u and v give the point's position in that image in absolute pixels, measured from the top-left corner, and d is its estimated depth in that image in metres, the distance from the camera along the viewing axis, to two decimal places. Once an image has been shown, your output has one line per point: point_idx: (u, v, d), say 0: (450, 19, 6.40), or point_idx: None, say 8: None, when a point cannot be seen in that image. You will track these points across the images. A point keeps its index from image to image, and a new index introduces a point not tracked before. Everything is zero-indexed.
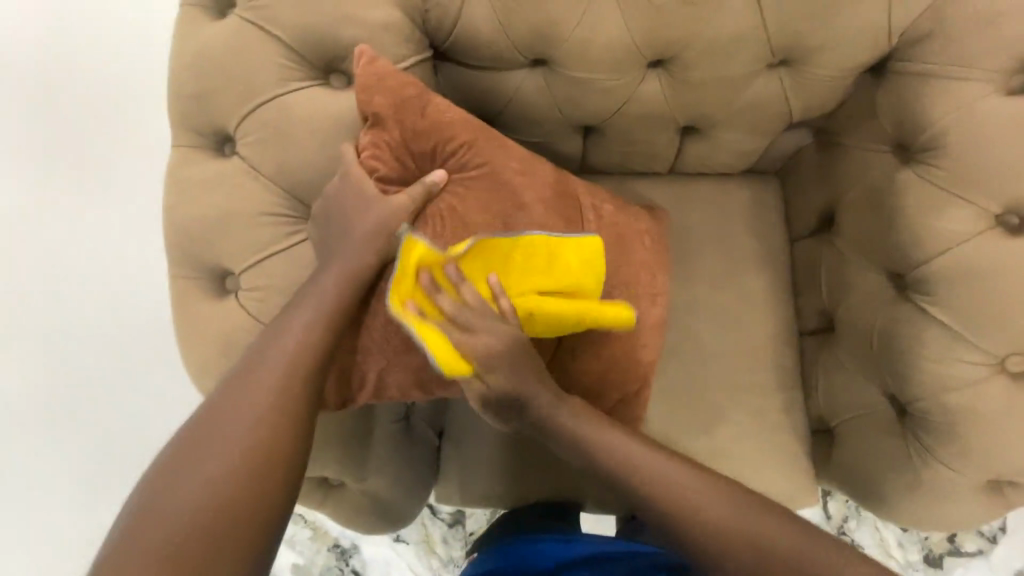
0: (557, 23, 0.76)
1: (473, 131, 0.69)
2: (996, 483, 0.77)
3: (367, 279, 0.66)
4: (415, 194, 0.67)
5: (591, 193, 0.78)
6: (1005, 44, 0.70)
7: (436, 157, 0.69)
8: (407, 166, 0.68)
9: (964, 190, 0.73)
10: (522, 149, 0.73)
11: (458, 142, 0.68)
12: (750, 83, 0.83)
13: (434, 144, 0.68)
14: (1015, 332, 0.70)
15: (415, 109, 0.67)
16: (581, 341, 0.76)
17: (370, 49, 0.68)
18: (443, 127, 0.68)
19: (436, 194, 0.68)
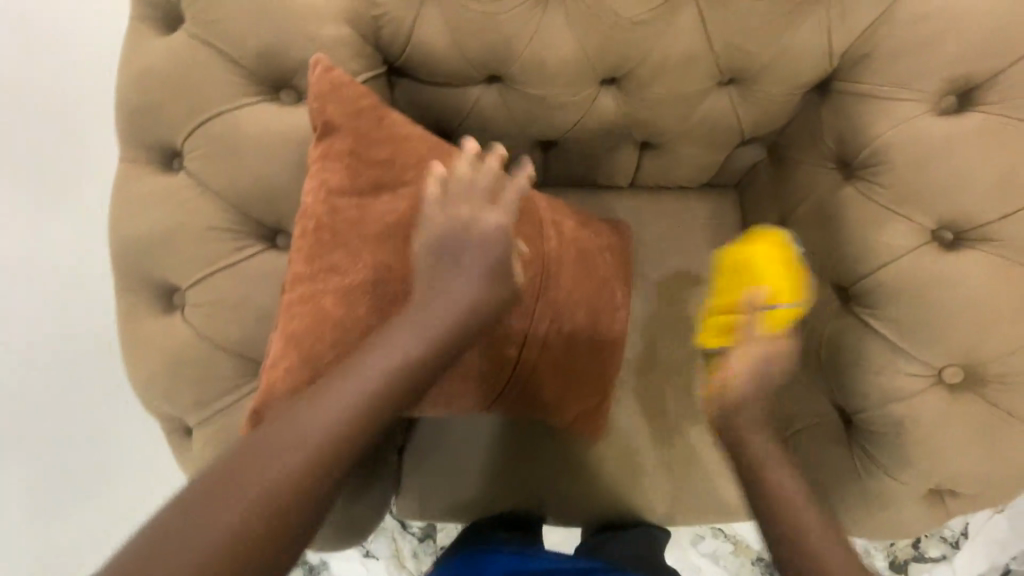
0: (510, 41, 0.77)
1: (435, 145, 0.66)
2: (937, 492, 0.78)
3: (317, 299, 0.61)
4: (377, 213, 0.62)
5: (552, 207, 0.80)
6: (936, 67, 0.72)
7: (393, 169, 0.64)
8: (359, 177, 0.63)
9: (902, 206, 0.75)
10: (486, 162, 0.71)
11: (416, 154, 0.64)
12: (702, 100, 0.85)
13: (391, 156, 0.64)
14: (951, 343, 0.72)
15: (372, 119, 0.64)
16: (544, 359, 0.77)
17: (325, 57, 0.65)
18: (401, 139, 0.64)
19: (395, 207, 0.63)
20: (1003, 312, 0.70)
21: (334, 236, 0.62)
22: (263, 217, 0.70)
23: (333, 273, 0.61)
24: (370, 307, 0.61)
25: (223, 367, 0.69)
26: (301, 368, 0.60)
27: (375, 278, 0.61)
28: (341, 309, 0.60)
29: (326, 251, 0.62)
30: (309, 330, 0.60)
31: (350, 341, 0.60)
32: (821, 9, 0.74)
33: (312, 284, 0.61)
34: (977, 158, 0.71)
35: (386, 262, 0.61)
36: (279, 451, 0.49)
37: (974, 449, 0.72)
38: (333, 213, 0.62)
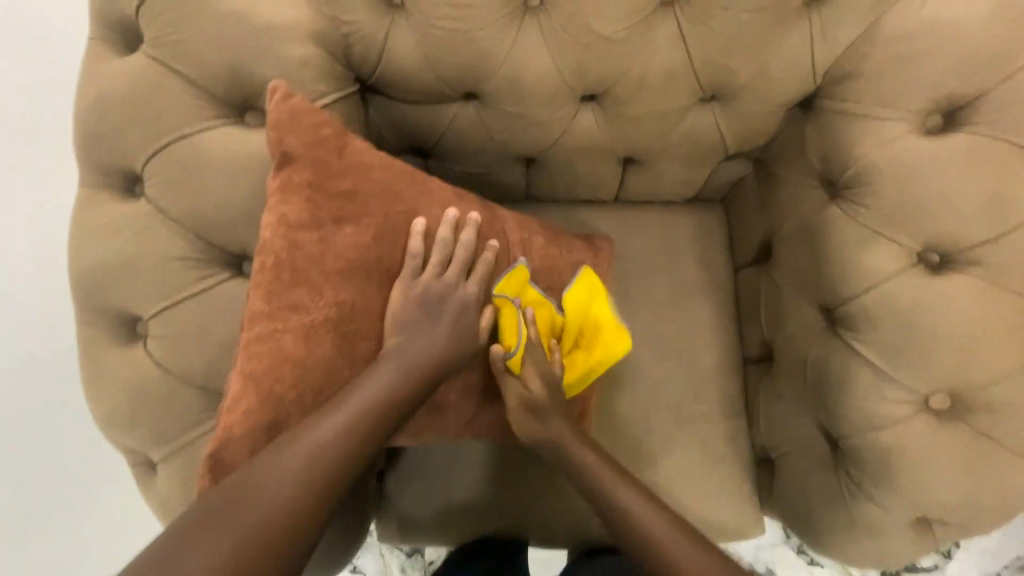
0: (484, 58, 0.75)
1: (398, 175, 0.67)
2: (925, 520, 0.76)
3: (278, 333, 0.62)
4: (338, 248, 0.63)
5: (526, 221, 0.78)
6: (921, 86, 0.70)
7: (354, 200, 0.64)
8: (319, 210, 0.63)
9: (886, 228, 0.73)
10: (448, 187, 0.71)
11: (378, 185, 0.65)
12: (683, 117, 0.83)
13: (352, 187, 0.64)
14: (936, 369, 0.70)
15: (333, 150, 0.64)
16: None
17: (284, 83, 0.64)
18: (362, 170, 0.65)
19: (359, 241, 0.64)
20: (990, 338, 0.68)
21: (293, 272, 0.62)
22: (228, 244, 0.68)
23: (293, 311, 0.62)
24: (333, 346, 0.63)
25: (191, 400, 0.68)
26: (260, 408, 0.61)
27: (338, 315, 0.63)
28: (302, 347, 0.62)
29: (285, 288, 0.62)
30: (268, 369, 0.61)
31: (313, 379, 0.62)
32: (802, 26, 0.73)
33: (270, 322, 0.62)
34: (963, 180, 0.69)
35: (349, 299, 0.63)
36: (265, 485, 0.56)
37: (961, 478, 0.71)
38: (292, 248, 0.62)
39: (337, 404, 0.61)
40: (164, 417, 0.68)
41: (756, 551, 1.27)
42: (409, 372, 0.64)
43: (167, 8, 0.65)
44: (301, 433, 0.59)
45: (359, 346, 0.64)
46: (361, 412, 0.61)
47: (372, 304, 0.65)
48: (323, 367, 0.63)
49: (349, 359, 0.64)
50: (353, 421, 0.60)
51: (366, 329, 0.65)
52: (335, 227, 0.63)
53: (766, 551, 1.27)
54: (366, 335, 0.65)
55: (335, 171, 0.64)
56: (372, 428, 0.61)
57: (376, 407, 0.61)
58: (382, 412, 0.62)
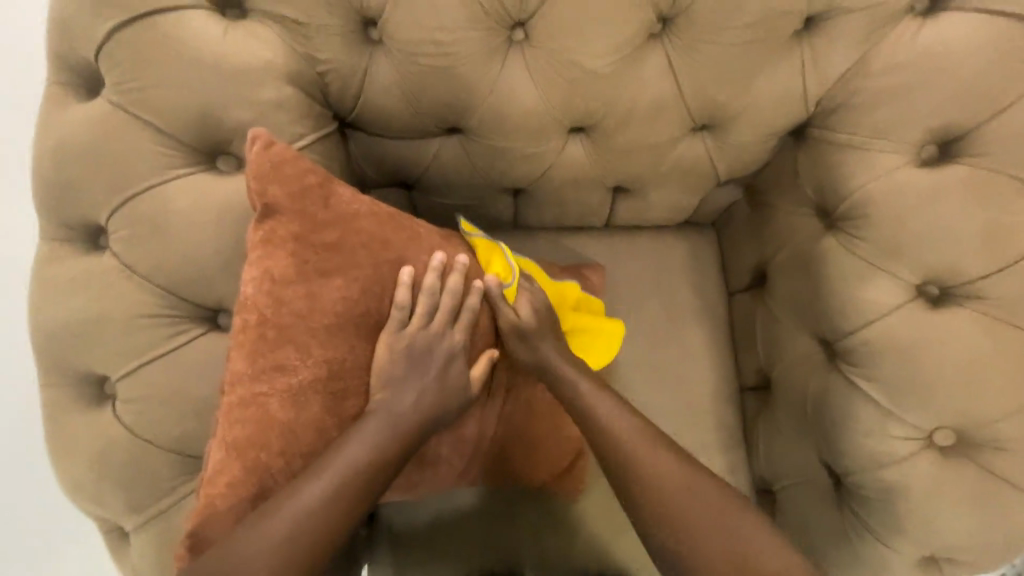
0: (469, 94, 0.72)
1: (385, 222, 0.64)
2: (933, 558, 0.74)
3: (264, 396, 0.58)
4: (326, 302, 0.59)
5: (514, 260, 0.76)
6: (916, 117, 0.69)
7: (341, 252, 0.60)
8: (304, 263, 0.59)
9: (885, 260, 0.71)
10: (437, 233, 0.69)
11: (365, 235, 0.62)
12: (674, 147, 0.81)
13: (338, 238, 0.61)
14: (940, 406, 0.68)
15: (318, 199, 0.60)
16: (511, 429, 0.75)
17: (266, 131, 0.61)
18: (349, 220, 0.62)
19: (348, 293, 0.60)
20: (995, 374, 0.67)
21: (279, 330, 0.59)
22: (200, 299, 0.64)
23: (280, 372, 0.58)
24: (323, 406, 0.59)
25: (164, 467, 0.64)
26: (246, 478, 0.57)
27: (327, 374, 0.60)
28: (289, 411, 0.58)
29: (269, 349, 0.58)
30: (253, 436, 0.58)
31: (301, 443, 0.59)
32: (793, 57, 0.71)
33: (254, 385, 0.58)
34: (963, 212, 0.68)
35: (337, 357, 0.60)
36: (250, 559, 0.53)
37: (969, 517, 0.69)
38: (277, 305, 0.59)
39: (325, 469, 0.57)
40: (136, 485, 0.64)
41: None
42: (397, 430, 0.60)
43: (131, 50, 0.61)
44: (286, 502, 0.55)
45: (348, 405, 0.61)
46: (351, 476, 0.57)
47: (362, 360, 0.61)
48: (309, 429, 0.59)
49: (338, 419, 0.60)
50: (341, 486, 0.57)
51: (355, 387, 0.61)
52: (321, 280, 0.59)
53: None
54: (355, 394, 0.61)
55: (321, 222, 0.60)
56: (361, 492, 0.58)
57: (365, 470, 0.58)
58: (372, 474, 0.58)
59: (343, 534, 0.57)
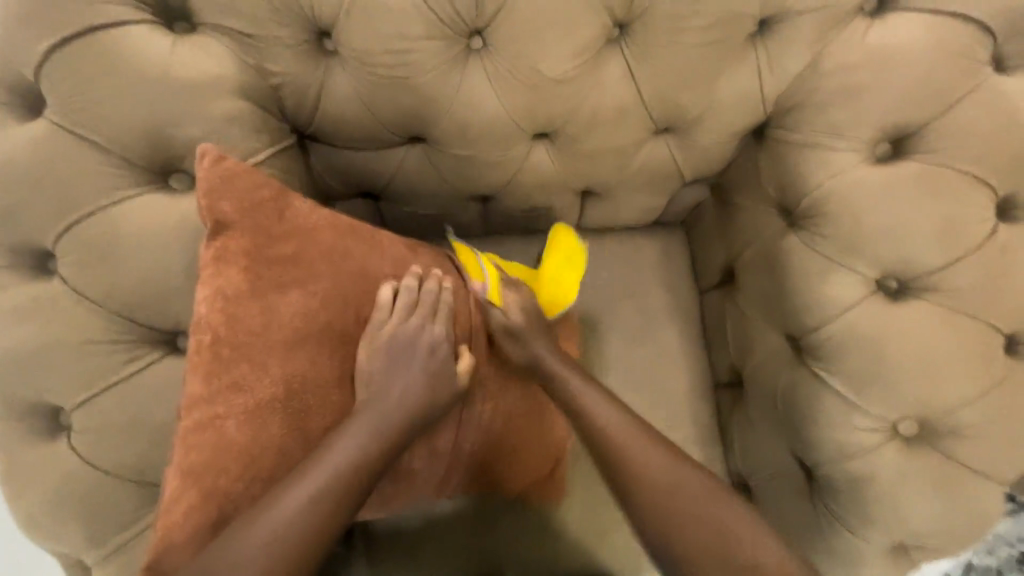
0: (427, 103, 0.71)
1: (345, 232, 0.63)
2: (902, 546, 0.76)
3: (222, 418, 0.57)
4: (283, 316, 0.58)
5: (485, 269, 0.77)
6: (870, 115, 0.70)
7: (300, 264, 0.60)
8: (259, 278, 0.58)
9: (845, 256, 0.73)
10: (399, 244, 0.68)
11: (325, 248, 0.61)
12: (638, 150, 0.81)
13: (296, 251, 0.60)
14: (902, 397, 0.70)
15: (273, 213, 0.60)
16: (486, 440, 0.73)
17: (215, 146, 0.59)
18: (307, 232, 0.61)
19: (309, 307, 0.59)
20: (952, 364, 0.69)
21: (235, 349, 0.57)
22: (157, 322, 0.63)
23: (236, 393, 0.57)
24: (282, 426, 0.58)
25: (125, 496, 0.62)
26: (206, 503, 0.56)
27: (286, 392, 0.58)
28: (247, 433, 0.57)
29: (226, 367, 0.57)
30: (212, 459, 0.56)
31: (263, 463, 0.57)
32: (749, 60, 0.72)
33: (211, 407, 0.57)
34: (916, 207, 0.69)
35: (299, 373, 0.59)
36: (224, 570, 0.52)
37: (934, 504, 0.71)
38: (231, 322, 0.57)
39: (305, 479, 0.56)
40: (95, 516, 0.62)
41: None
42: (381, 434, 0.59)
43: (71, 67, 0.59)
44: (255, 522, 0.54)
45: (311, 422, 0.59)
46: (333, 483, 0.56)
47: (324, 374, 0.60)
48: (270, 449, 0.57)
49: (302, 438, 0.59)
50: (313, 500, 0.55)
51: (320, 403, 0.60)
52: (277, 298, 0.59)
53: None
54: (320, 410, 0.60)
55: (276, 235, 0.59)
56: (344, 501, 0.57)
57: (340, 484, 0.56)
58: (355, 482, 0.57)
59: (327, 544, 0.56)
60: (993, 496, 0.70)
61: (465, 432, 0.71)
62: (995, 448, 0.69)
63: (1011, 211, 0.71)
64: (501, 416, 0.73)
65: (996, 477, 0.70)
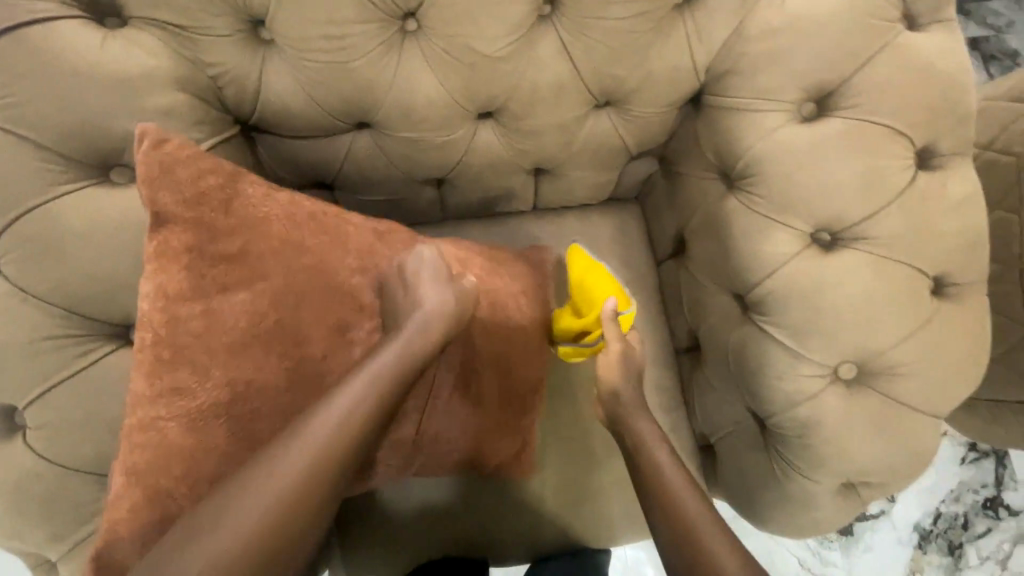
0: (368, 87, 0.72)
1: (296, 228, 0.64)
2: (851, 484, 0.80)
3: (170, 418, 0.58)
4: (226, 317, 0.59)
5: (467, 258, 0.79)
6: (794, 78, 0.74)
7: (244, 262, 0.60)
8: (200, 277, 0.59)
9: (779, 213, 0.76)
10: (364, 236, 0.69)
11: (274, 243, 0.62)
12: (582, 124, 0.83)
13: (242, 249, 0.60)
14: (839, 343, 0.74)
15: (218, 205, 0.60)
16: (452, 425, 0.75)
17: (155, 126, 0.59)
18: (255, 225, 0.61)
19: (253, 306, 0.60)
20: (884, 308, 0.73)
21: (175, 351, 0.58)
22: (107, 317, 0.64)
23: (178, 396, 0.58)
24: (226, 427, 0.59)
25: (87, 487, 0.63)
26: (147, 503, 0.57)
27: (230, 393, 0.59)
28: (190, 436, 0.58)
29: (168, 370, 0.58)
30: (155, 461, 0.58)
31: (204, 466, 0.58)
32: (678, 30, 0.75)
33: (154, 408, 0.58)
34: (842, 162, 0.73)
35: (243, 375, 0.60)
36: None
37: (873, 441, 0.75)
38: (172, 324, 0.58)
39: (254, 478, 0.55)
40: (60, 507, 0.63)
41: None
42: (334, 435, 0.58)
43: None
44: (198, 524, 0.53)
45: (256, 424, 0.60)
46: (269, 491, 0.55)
47: (270, 376, 0.61)
48: (218, 450, 0.59)
49: (247, 440, 0.60)
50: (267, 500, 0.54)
51: (265, 404, 0.61)
52: (221, 298, 0.59)
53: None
54: (266, 412, 0.61)
55: (222, 230, 0.60)
56: (291, 505, 0.55)
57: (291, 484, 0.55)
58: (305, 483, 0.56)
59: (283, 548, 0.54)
60: (925, 429, 0.76)
61: (429, 417, 0.73)
62: (925, 384, 0.74)
63: (929, 160, 0.75)
64: (472, 392, 0.76)
65: (927, 410, 0.75)
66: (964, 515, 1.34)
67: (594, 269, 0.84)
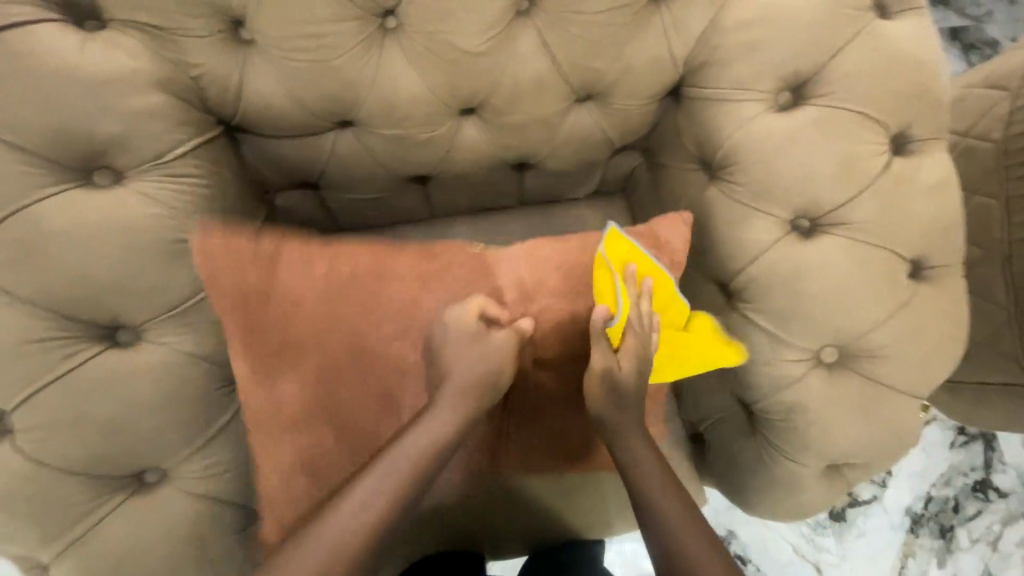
0: (350, 86, 0.73)
1: (332, 305, 0.68)
2: (836, 466, 0.82)
3: (268, 475, 0.71)
4: (285, 398, 0.69)
5: (528, 282, 0.72)
6: (769, 67, 0.75)
7: (292, 347, 0.68)
8: (261, 364, 0.68)
9: (759, 202, 0.77)
10: (401, 298, 0.69)
11: (311, 326, 0.68)
12: (564, 118, 0.84)
13: (289, 338, 0.68)
14: (820, 327, 0.75)
15: (258, 303, 0.67)
16: (534, 461, 0.78)
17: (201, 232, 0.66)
18: (291, 316, 0.68)
19: (304, 387, 0.68)
20: (863, 292, 0.74)
21: (260, 425, 0.70)
22: (93, 318, 0.64)
23: (272, 461, 0.70)
24: (309, 484, 0.70)
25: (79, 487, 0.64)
26: (274, 536, 0.72)
27: (306, 457, 0.69)
28: (287, 490, 0.70)
29: (260, 439, 0.70)
30: (273, 506, 0.71)
31: (303, 512, 0.70)
32: (654, 23, 0.76)
33: (261, 467, 0.71)
34: (818, 150, 0.74)
35: (314, 443, 0.69)
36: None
37: (855, 423, 0.77)
38: (252, 405, 0.70)
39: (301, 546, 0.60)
40: (53, 507, 0.64)
41: (610, 569, 1.25)
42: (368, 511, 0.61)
43: None
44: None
45: (335, 480, 0.70)
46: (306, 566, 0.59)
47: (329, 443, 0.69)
48: (311, 498, 0.70)
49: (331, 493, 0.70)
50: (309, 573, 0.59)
51: (332, 466, 0.69)
52: (280, 383, 0.69)
53: (618, 568, 1.25)
54: (336, 472, 0.69)
55: (265, 326, 0.67)
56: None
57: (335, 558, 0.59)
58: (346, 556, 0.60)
59: None
60: (906, 409, 0.77)
61: (509, 455, 0.78)
62: (905, 365, 0.75)
63: (903, 145, 0.76)
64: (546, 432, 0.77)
65: (907, 391, 0.77)
66: (955, 498, 1.36)
67: (625, 261, 0.71)
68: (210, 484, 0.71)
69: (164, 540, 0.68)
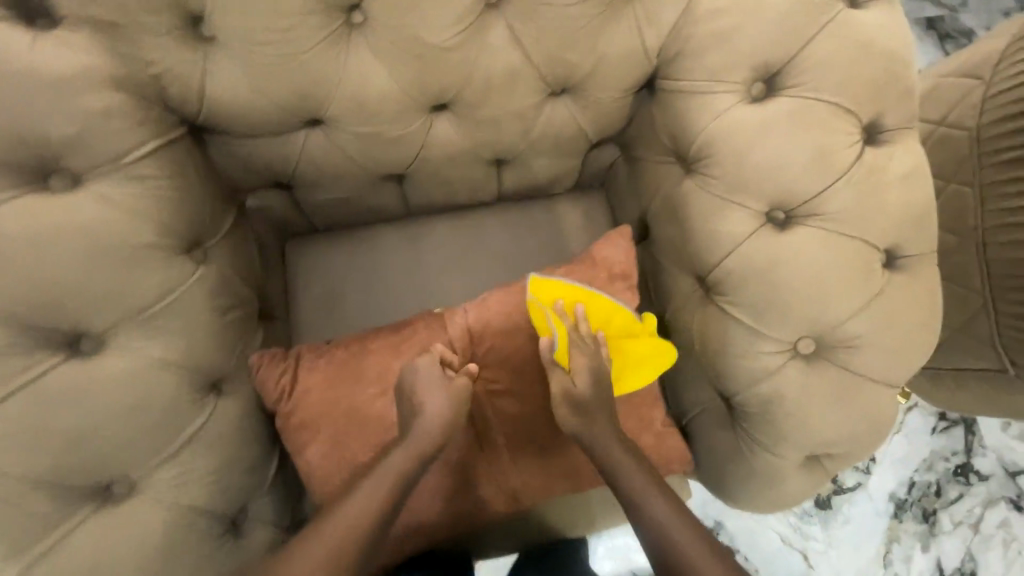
0: (317, 83, 0.71)
1: (331, 384, 0.77)
2: (815, 457, 0.82)
3: None
4: (315, 465, 0.75)
5: (476, 326, 0.78)
6: (741, 58, 0.75)
7: (310, 422, 0.76)
8: (294, 442, 0.77)
9: (733, 194, 0.77)
10: (382, 355, 0.78)
11: (316, 393, 0.76)
12: (538, 113, 0.83)
13: (301, 419, 0.76)
14: (796, 318, 0.75)
15: (278, 389, 0.77)
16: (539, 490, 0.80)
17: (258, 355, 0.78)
18: (302, 393, 0.77)
19: (325, 455, 0.75)
20: (838, 282, 0.74)
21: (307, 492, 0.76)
22: (53, 327, 0.62)
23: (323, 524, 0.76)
24: None
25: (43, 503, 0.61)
26: None
27: None
28: None
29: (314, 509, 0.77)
30: None
31: None
32: (625, 15, 0.75)
33: None
34: (791, 141, 0.74)
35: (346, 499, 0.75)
36: None
37: (833, 413, 0.77)
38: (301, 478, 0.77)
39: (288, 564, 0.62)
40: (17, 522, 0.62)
41: (600, 562, 1.25)
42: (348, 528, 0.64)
43: None
44: None
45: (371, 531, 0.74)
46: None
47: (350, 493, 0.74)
48: None
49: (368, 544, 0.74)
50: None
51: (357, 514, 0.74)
52: (303, 458, 0.76)
53: (608, 560, 1.26)
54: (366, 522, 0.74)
55: (288, 405, 0.77)
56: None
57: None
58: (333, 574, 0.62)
59: None
60: (882, 398, 0.78)
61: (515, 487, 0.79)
62: (881, 355, 0.76)
63: (876, 135, 0.76)
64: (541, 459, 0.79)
65: (884, 380, 0.77)
66: (937, 483, 1.37)
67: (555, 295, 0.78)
68: (186, 492, 0.69)
69: (135, 555, 0.66)
